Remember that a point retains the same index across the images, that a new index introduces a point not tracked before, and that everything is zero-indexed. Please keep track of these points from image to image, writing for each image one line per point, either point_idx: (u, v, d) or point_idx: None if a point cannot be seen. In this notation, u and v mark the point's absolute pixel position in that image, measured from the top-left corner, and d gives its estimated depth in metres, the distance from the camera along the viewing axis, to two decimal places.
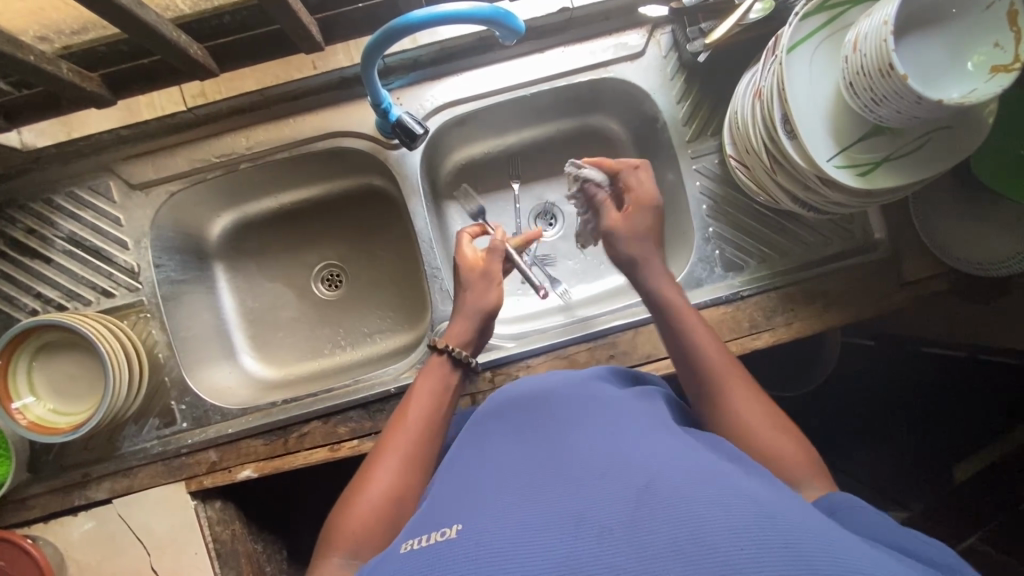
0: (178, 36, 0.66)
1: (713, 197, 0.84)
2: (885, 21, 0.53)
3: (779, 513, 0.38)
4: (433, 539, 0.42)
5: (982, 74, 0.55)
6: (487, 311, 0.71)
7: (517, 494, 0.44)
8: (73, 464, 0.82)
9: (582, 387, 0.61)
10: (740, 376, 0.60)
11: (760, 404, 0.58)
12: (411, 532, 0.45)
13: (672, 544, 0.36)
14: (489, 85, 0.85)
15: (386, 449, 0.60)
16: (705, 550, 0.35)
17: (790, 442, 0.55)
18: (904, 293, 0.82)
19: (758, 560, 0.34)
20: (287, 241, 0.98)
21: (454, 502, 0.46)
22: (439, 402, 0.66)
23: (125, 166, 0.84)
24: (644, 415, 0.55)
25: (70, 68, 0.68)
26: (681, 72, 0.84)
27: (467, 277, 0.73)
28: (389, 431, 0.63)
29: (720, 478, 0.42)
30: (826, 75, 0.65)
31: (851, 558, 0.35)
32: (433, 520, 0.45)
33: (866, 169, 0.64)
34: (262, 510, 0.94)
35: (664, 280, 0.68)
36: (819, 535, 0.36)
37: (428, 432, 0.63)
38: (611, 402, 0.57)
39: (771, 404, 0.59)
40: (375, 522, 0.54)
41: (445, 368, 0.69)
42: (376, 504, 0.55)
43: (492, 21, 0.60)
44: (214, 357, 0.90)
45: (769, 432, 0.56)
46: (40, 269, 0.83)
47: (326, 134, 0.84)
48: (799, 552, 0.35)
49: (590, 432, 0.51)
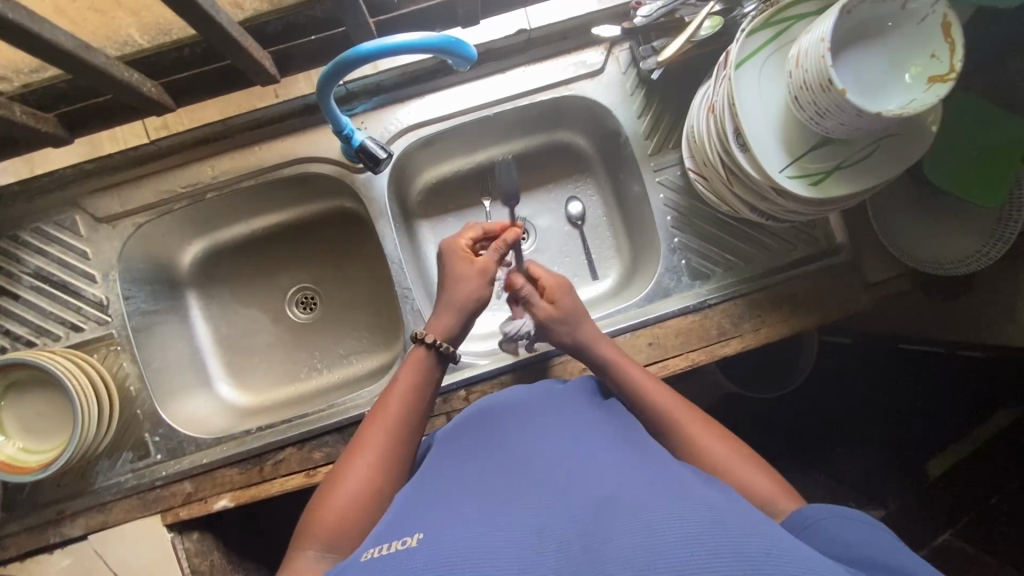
0: (130, 75, 0.67)
1: (678, 209, 0.86)
2: (822, 38, 0.55)
3: (729, 521, 0.38)
4: (394, 547, 0.42)
5: (920, 84, 0.57)
6: (475, 308, 0.72)
7: (478, 507, 0.44)
8: (46, 502, 0.81)
9: (552, 404, 0.62)
10: (698, 420, 0.61)
11: (719, 437, 0.59)
12: (372, 542, 0.45)
13: (626, 551, 0.35)
14: (453, 107, 0.86)
15: (366, 442, 0.61)
16: (657, 556, 0.35)
17: (750, 467, 0.56)
18: (869, 295, 0.83)
19: (707, 565, 0.34)
20: (260, 266, 0.98)
21: (415, 514, 0.46)
22: (419, 393, 0.66)
23: (90, 199, 0.83)
24: (606, 428, 0.56)
25: (25, 110, 0.68)
26: (640, 87, 0.86)
27: (456, 270, 0.72)
28: (368, 425, 0.63)
29: (673, 489, 0.43)
30: (775, 88, 0.67)
31: (796, 557, 0.35)
32: (394, 531, 0.44)
33: (818, 177, 0.66)
34: (243, 538, 0.94)
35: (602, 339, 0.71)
36: (771, 539, 0.36)
37: (409, 425, 0.63)
38: (580, 418, 0.58)
39: (734, 439, 0.60)
40: (353, 515, 0.54)
41: (428, 360, 0.69)
42: (354, 497, 0.55)
43: (443, 50, 0.61)
44: (188, 386, 0.90)
45: (736, 464, 0.57)
46: (7, 307, 0.82)
47: (292, 160, 0.84)
48: (745, 552, 0.34)
49: (552, 448, 0.52)
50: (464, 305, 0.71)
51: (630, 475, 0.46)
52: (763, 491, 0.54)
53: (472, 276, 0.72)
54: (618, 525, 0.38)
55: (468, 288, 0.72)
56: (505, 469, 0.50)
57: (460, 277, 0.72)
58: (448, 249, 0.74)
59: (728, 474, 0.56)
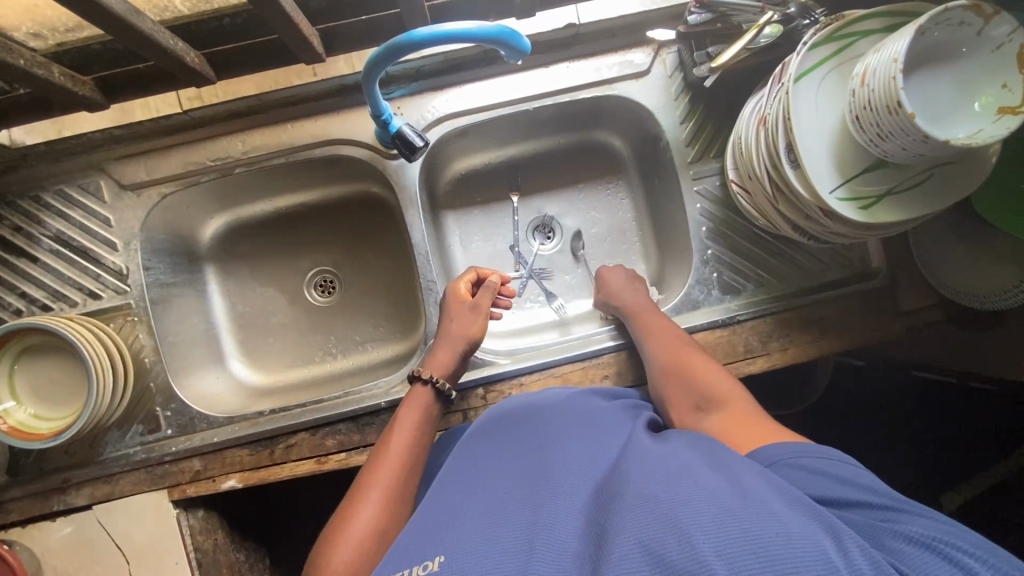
0: (174, 43, 0.65)
1: (713, 220, 0.84)
2: (895, 57, 0.53)
3: (736, 503, 0.38)
4: (416, 572, 0.42)
5: (989, 115, 0.55)
6: (469, 344, 0.74)
7: (499, 514, 0.45)
8: (52, 468, 0.80)
9: (567, 403, 0.61)
10: (686, 347, 0.71)
11: (704, 360, 0.68)
12: (394, 562, 0.46)
13: (647, 554, 0.36)
14: (493, 98, 0.84)
15: (369, 483, 0.60)
16: (679, 551, 0.35)
17: (723, 378, 0.65)
18: (900, 323, 0.81)
19: (732, 564, 0.34)
20: (281, 245, 0.96)
21: (435, 529, 0.47)
22: (419, 432, 0.66)
23: (116, 165, 0.82)
24: (616, 425, 0.56)
25: (62, 71, 0.66)
26: (686, 92, 0.84)
27: (453, 309, 0.76)
28: (371, 463, 0.63)
29: (677, 473, 0.43)
30: (832, 104, 0.65)
31: (804, 537, 0.35)
32: (416, 550, 0.45)
33: (869, 202, 0.64)
34: (246, 518, 0.94)
35: (623, 286, 0.83)
36: (779, 520, 0.37)
37: (411, 462, 0.63)
38: (595, 419, 0.57)
39: (723, 371, 0.67)
40: (360, 562, 0.54)
41: (427, 398, 0.69)
42: (359, 542, 0.55)
43: (497, 40, 0.59)
44: (201, 362, 0.89)
45: (709, 373, 0.66)
46: (26, 269, 0.81)
47: (325, 141, 0.83)
48: (758, 541, 0.35)
49: (562, 446, 0.52)
50: (457, 346, 0.74)
51: (639, 463, 0.46)
52: (722, 394, 0.63)
53: (466, 319, 0.75)
54: (640, 525, 0.38)
55: (464, 325, 0.75)
56: (515, 471, 0.50)
57: (457, 316, 0.75)
58: (446, 293, 0.77)
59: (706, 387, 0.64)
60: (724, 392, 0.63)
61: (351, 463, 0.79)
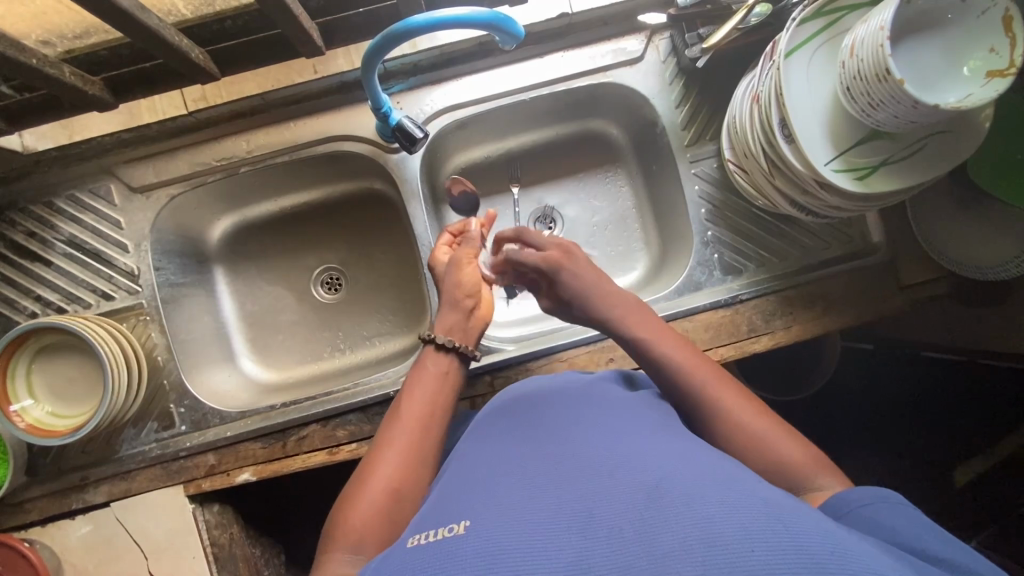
0: (180, 40, 0.66)
1: (713, 202, 0.85)
2: (881, 26, 0.54)
3: (786, 513, 0.37)
4: (440, 534, 0.42)
5: (977, 79, 0.55)
6: (463, 293, 0.73)
7: (524, 490, 0.44)
8: (71, 467, 0.82)
9: (584, 390, 0.61)
10: (721, 378, 0.58)
11: (742, 399, 0.56)
12: (415, 528, 0.45)
13: (681, 544, 0.35)
14: (488, 90, 0.86)
15: (387, 445, 0.59)
16: (716, 549, 0.35)
17: (762, 418, 0.54)
18: (904, 297, 0.81)
19: (769, 562, 0.34)
20: (287, 245, 0.97)
21: (459, 499, 0.46)
22: (437, 396, 0.64)
23: (126, 169, 0.84)
24: (640, 411, 0.55)
25: (72, 71, 0.68)
26: (680, 77, 0.85)
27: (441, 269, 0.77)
28: (388, 424, 0.62)
29: (719, 477, 0.42)
30: (825, 78, 0.66)
31: (858, 553, 0.35)
32: (438, 518, 0.45)
33: (864, 172, 0.64)
34: (260, 515, 0.95)
35: (627, 309, 0.66)
36: (833, 537, 0.36)
37: (427, 424, 0.61)
38: (608, 403, 0.57)
39: (764, 411, 0.55)
40: (379, 517, 0.53)
41: (441, 357, 0.67)
42: (378, 499, 0.54)
43: (491, 25, 0.62)
44: (214, 361, 0.90)
45: (748, 420, 0.54)
46: (41, 273, 0.83)
47: (327, 137, 0.85)
48: (809, 553, 0.34)
49: (579, 434, 0.51)
50: (465, 297, 0.73)
51: (668, 456, 0.45)
52: (766, 449, 0.52)
53: (455, 267, 0.75)
54: (674, 516, 0.37)
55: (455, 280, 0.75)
56: (541, 457, 0.49)
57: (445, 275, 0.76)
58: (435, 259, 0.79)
59: (764, 447, 0.52)
60: (761, 437, 0.53)
61: (361, 453, 0.79)
